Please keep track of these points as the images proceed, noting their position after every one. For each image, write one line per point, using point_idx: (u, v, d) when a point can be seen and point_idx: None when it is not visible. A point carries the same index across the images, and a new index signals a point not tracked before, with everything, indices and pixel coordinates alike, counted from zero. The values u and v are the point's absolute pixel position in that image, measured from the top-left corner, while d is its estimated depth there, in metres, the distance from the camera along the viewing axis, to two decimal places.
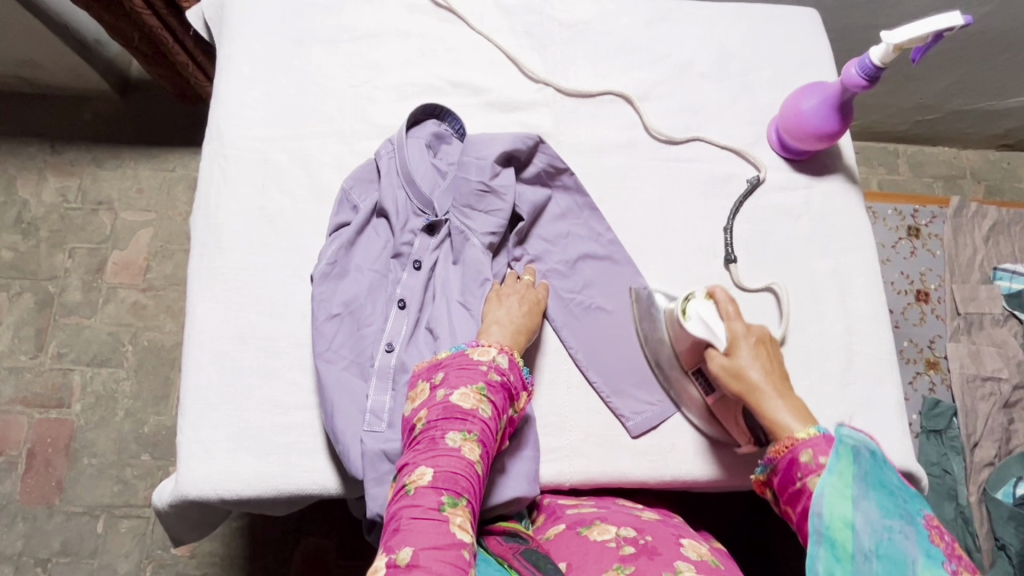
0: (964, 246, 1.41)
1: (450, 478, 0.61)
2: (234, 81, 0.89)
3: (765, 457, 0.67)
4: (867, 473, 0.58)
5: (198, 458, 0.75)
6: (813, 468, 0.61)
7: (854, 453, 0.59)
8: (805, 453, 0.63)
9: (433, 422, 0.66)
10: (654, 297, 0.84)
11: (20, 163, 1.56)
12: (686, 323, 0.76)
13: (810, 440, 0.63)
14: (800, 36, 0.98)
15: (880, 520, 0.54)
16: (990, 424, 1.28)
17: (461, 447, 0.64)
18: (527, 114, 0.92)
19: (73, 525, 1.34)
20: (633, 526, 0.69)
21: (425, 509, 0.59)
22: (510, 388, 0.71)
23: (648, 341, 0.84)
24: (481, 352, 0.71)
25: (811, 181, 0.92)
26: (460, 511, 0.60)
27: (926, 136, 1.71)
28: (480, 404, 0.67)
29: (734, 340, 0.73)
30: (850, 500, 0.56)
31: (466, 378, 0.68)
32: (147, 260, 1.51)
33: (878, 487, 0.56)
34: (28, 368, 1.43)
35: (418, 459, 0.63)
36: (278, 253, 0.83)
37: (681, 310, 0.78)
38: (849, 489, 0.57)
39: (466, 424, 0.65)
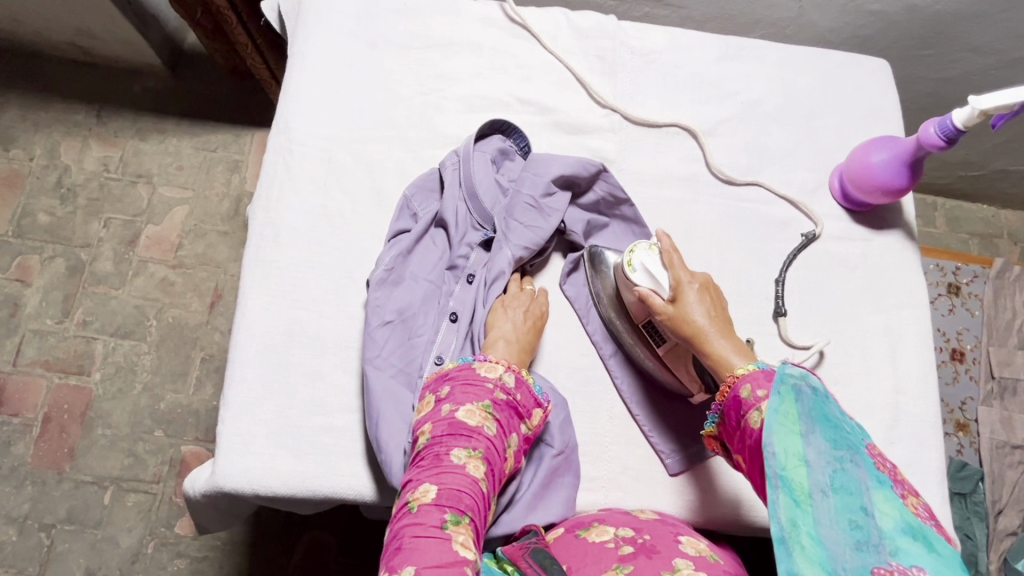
0: (1002, 308, 1.39)
1: (453, 496, 0.61)
2: (306, 77, 0.89)
3: (714, 406, 0.70)
4: (813, 409, 0.61)
5: (236, 451, 0.75)
6: (753, 403, 0.65)
7: (795, 390, 0.62)
8: (744, 389, 0.66)
9: (437, 438, 0.66)
10: (604, 254, 0.84)
11: (65, 129, 1.57)
12: (632, 275, 0.77)
13: (749, 375, 0.67)
14: (870, 87, 0.98)
15: (830, 452, 0.59)
16: (1018, 493, 1.26)
17: (466, 464, 0.64)
18: (591, 138, 0.92)
19: (80, 494, 1.34)
20: (631, 526, 0.68)
21: (428, 527, 0.58)
22: (517, 406, 0.71)
23: (604, 294, 0.83)
24: (487, 368, 0.71)
25: (869, 234, 0.92)
26: (462, 529, 0.59)
27: (968, 193, 1.70)
28: (485, 421, 0.67)
29: (679, 288, 0.75)
30: (802, 436, 0.59)
31: (472, 395, 0.69)
32: (180, 237, 1.52)
33: (821, 420, 0.61)
34: (53, 332, 1.44)
35: (421, 475, 0.63)
36: (335, 254, 0.83)
37: (627, 262, 0.78)
38: (798, 425, 0.60)
39: (471, 441, 0.65)
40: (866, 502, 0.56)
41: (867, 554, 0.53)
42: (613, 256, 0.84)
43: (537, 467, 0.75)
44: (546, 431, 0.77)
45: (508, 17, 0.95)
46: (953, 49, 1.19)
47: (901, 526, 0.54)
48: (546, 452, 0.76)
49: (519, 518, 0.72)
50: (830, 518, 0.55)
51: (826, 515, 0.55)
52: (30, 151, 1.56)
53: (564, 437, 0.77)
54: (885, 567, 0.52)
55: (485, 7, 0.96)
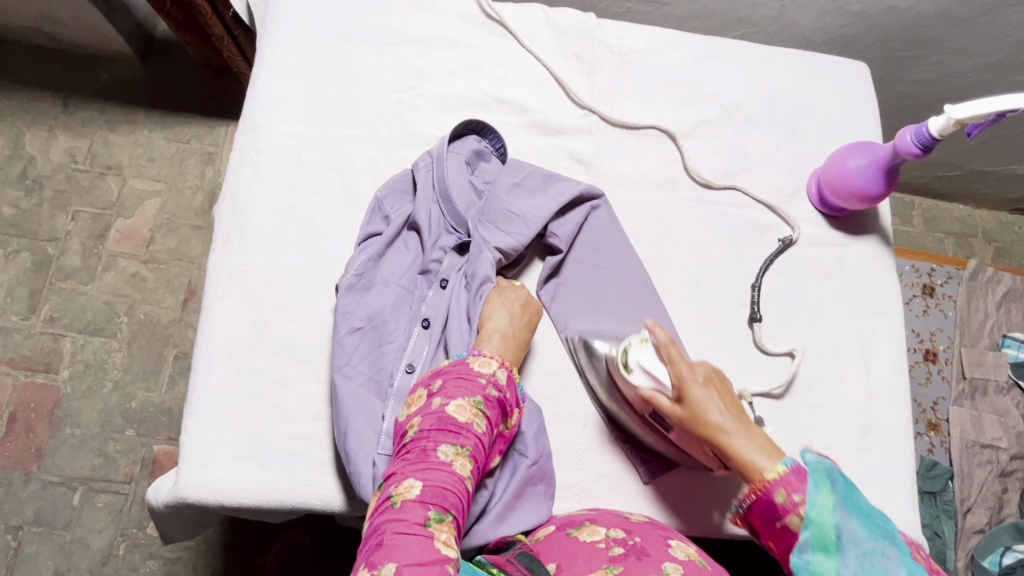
0: (975, 310, 1.41)
1: (438, 494, 0.60)
2: (274, 72, 0.86)
3: (741, 499, 0.66)
4: (845, 499, 0.60)
5: (200, 461, 0.73)
6: (790, 508, 0.62)
7: (830, 479, 0.61)
8: (778, 492, 0.63)
9: (425, 433, 0.64)
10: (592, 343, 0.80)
11: (30, 118, 1.52)
12: (630, 377, 0.73)
13: (783, 479, 0.63)
14: (848, 90, 0.98)
15: (863, 542, 0.56)
16: (985, 490, 1.29)
17: (453, 462, 0.63)
18: (569, 139, 0.90)
19: (48, 495, 1.31)
20: (622, 528, 0.68)
21: (411, 524, 0.58)
22: (506, 405, 0.69)
23: (599, 387, 0.79)
24: (481, 363, 0.70)
25: (845, 240, 0.91)
26: (445, 527, 0.59)
27: (944, 193, 1.72)
28: (475, 418, 0.66)
29: (684, 384, 0.70)
30: (834, 527, 0.58)
31: (464, 390, 0.67)
32: (151, 231, 1.47)
33: (855, 510, 0.59)
34: (18, 329, 1.39)
35: (407, 470, 0.62)
36: (303, 257, 0.81)
37: (623, 362, 0.74)
38: (831, 516, 0.58)
39: (459, 438, 0.64)
40: None
41: None
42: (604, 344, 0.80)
43: (511, 476, 0.74)
44: (520, 440, 0.76)
45: (485, 12, 0.93)
46: (932, 51, 1.19)
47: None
48: (521, 462, 0.75)
49: (493, 530, 0.72)
50: None
51: None
52: None
53: (538, 447, 0.76)
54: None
55: (462, 3, 0.93)
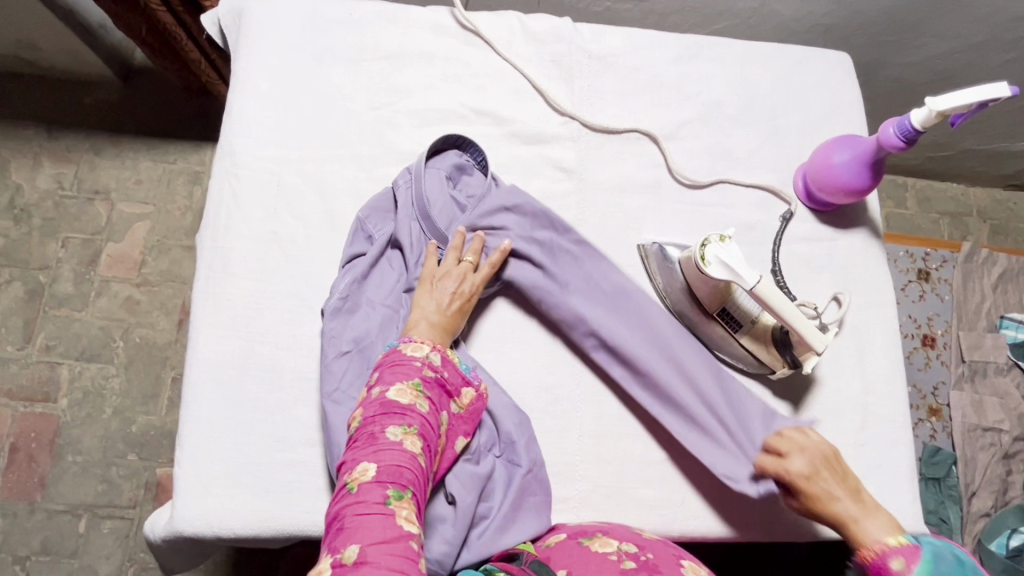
0: (972, 292, 1.40)
1: (394, 472, 0.59)
2: (250, 96, 0.85)
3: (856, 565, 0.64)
4: None
5: (194, 493, 0.73)
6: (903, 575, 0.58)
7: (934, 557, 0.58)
8: (895, 560, 0.60)
9: (369, 419, 0.64)
10: (665, 249, 0.85)
11: (15, 147, 1.51)
12: (707, 269, 0.77)
13: (901, 549, 0.60)
14: (830, 82, 0.97)
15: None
16: (989, 475, 1.28)
17: (402, 441, 0.62)
18: (551, 148, 0.89)
19: (54, 524, 1.31)
20: (635, 543, 0.67)
21: (370, 504, 0.57)
22: (446, 383, 0.70)
23: (669, 290, 0.84)
24: (413, 347, 0.70)
25: (834, 234, 0.90)
26: (405, 504, 0.58)
27: (937, 172, 1.70)
28: (417, 399, 0.66)
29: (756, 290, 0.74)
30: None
31: (402, 374, 0.67)
32: (142, 254, 1.47)
33: None
34: (15, 359, 1.39)
35: (358, 455, 0.61)
36: (287, 282, 0.80)
37: (701, 256, 0.78)
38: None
39: (405, 418, 0.64)
40: None
41: None
42: (676, 250, 0.85)
43: (506, 487, 0.74)
44: (512, 450, 0.76)
45: (459, 23, 0.92)
46: (916, 34, 1.17)
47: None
48: (516, 471, 0.75)
49: (488, 541, 0.71)
50: None
51: None
52: None
53: (531, 456, 0.76)
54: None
55: (436, 14, 0.92)
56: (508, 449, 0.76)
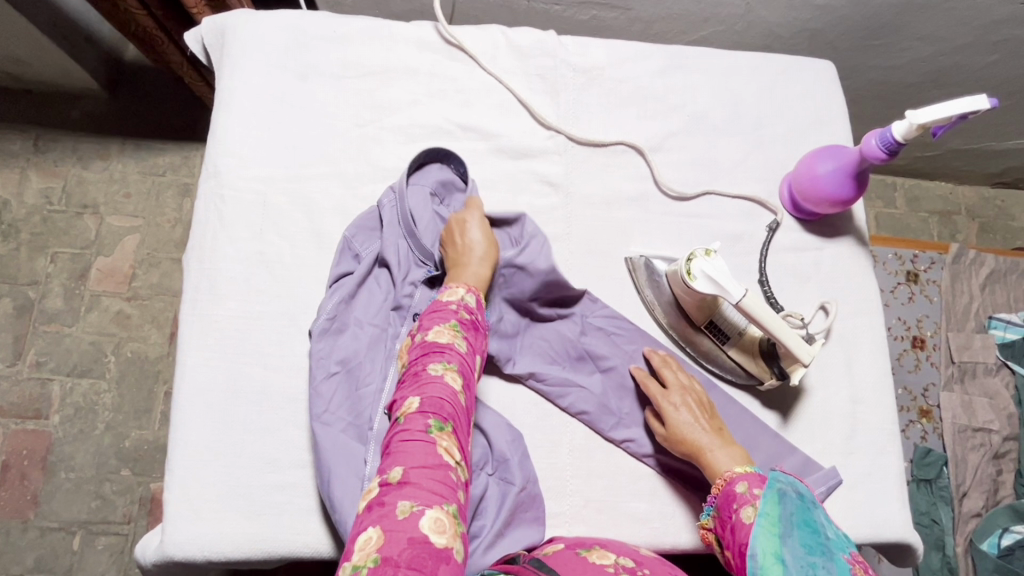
0: (960, 292, 1.41)
1: (436, 403, 0.59)
2: (234, 115, 0.85)
3: (709, 499, 0.69)
4: (790, 514, 0.58)
5: (185, 517, 0.73)
6: (747, 498, 0.64)
7: (780, 496, 0.61)
8: (740, 485, 0.66)
9: (413, 360, 0.64)
10: (653, 263, 0.86)
11: (1, 161, 1.49)
12: (694, 284, 0.77)
13: (745, 475, 0.67)
14: (815, 90, 0.97)
15: (804, 556, 0.52)
16: (980, 475, 1.29)
17: (444, 375, 0.62)
18: (537, 161, 0.89)
19: (47, 541, 1.30)
20: (632, 557, 0.66)
21: (413, 431, 0.57)
22: (480, 327, 0.70)
23: (658, 303, 0.85)
24: (449, 293, 0.71)
25: (821, 243, 0.91)
26: (447, 435, 0.58)
27: (925, 172, 1.71)
28: (455, 339, 0.66)
29: (744, 303, 0.74)
30: (778, 538, 0.56)
31: (440, 319, 0.68)
32: (132, 268, 1.46)
33: (801, 525, 0.56)
34: (5, 376, 1.38)
35: (403, 392, 0.62)
36: (275, 302, 0.80)
37: (687, 272, 0.78)
38: (776, 527, 0.57)
39: (445, 355, 0.64)
40: None
41: None
42: (663, 263, 0.86)
43: (499, 506, 0.73)
44: (504, 468, 0.76)
45: (444, 38, 0.92)
46: (900, 37, 1.18)
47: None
48: (510, 490, 0.74)
49: (479, 560, 0.70)
50: None
51: None
52: None
53: (525, 473, 0.75)
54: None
55: (420, 30, 0.92)
56: (501, 467, 0.76)
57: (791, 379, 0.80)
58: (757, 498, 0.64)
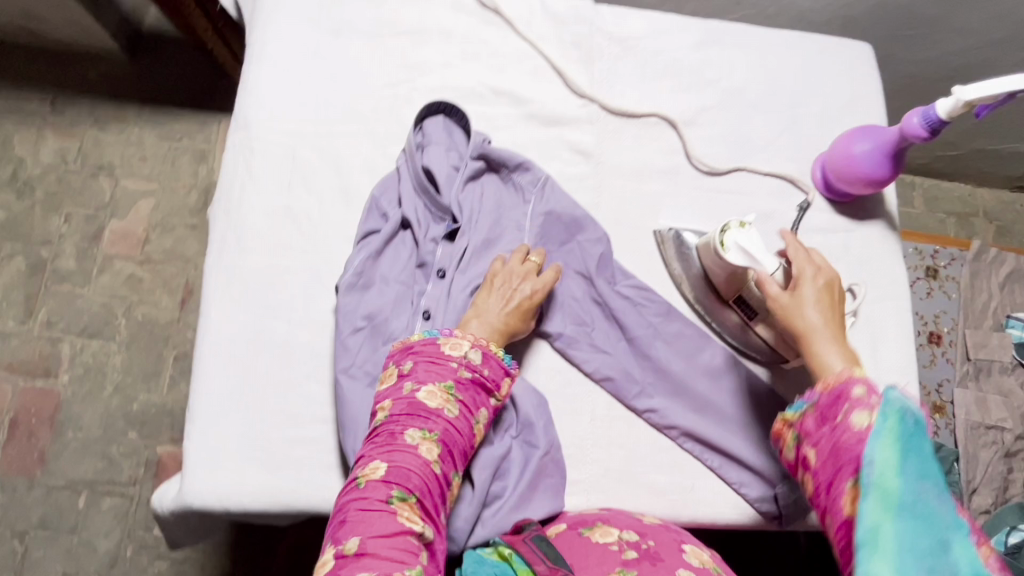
0: (979, 291, 1.40)
1: (402, 474, 0.60)
2: (266, 68, 0.84)
3: (807, 394, 0.66)
4: (909, 432, 0.55)
5: (205, 466, 0.72)
6: (866, 403, 0.61)
7: (902, 411, 0.56)
8: (856, 390, 0.62)
9: (394, 417, 0.64)
10: (682, 235, 0.85)
11: (18, 119, 1.49)
12: (727, 254, 0.77)
13: (861, 378, 0.63)
14: (852, 72, 0.96)
15: (926, 483, 0.53)
16: (990, 472, 1.29)
17: (419, 445, 0.62)
18: (569, 130, 0.88)
19: (53, 500, 1.30)
20: (636, 530, 0.68)
21: (374, 501, 0.59)
22: (482, 384, 0.69)
23: (686, 276, 0.84)
24: (452, 345, 0.69)
25: (851, 225, 0.90)
26: (408, 506, 0.59)
27: (946, 172, 1.70)
28: (445, 403, 0.65)
29: (795, 271, 0.74)
30: (899, 460, 0.54)
31: (434, 375, 0.67)
32: (146, 232, 1.45)
33: (923, 448, 0.54)
34: (16, 334, 1.38)
35: (375, 452, 0.62)
36: (301, 257, 0.79)
37: (720, 242, 0.78)
38: (898, 443, 0.55)
39: (427, 422, 0.64)
40: (948, 549, 0.50)
41: None
42: (693, 236, 0.85)
43: (523, 467, 0.74)
44: (528, 431, 0.75)
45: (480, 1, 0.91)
46: (936, 28, 1.16)
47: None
48: (533, 453, 0.75)
49: (504, 519, 0.71)
50: (906, 551, 0.50)
51: (896, 544, 0.50)
52: None
53: (549, 437, 0.75)
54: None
55: None
56: (525, 431, 0.76)
57: (815, 359, 0.78)
58: (877, 405, 0.60)
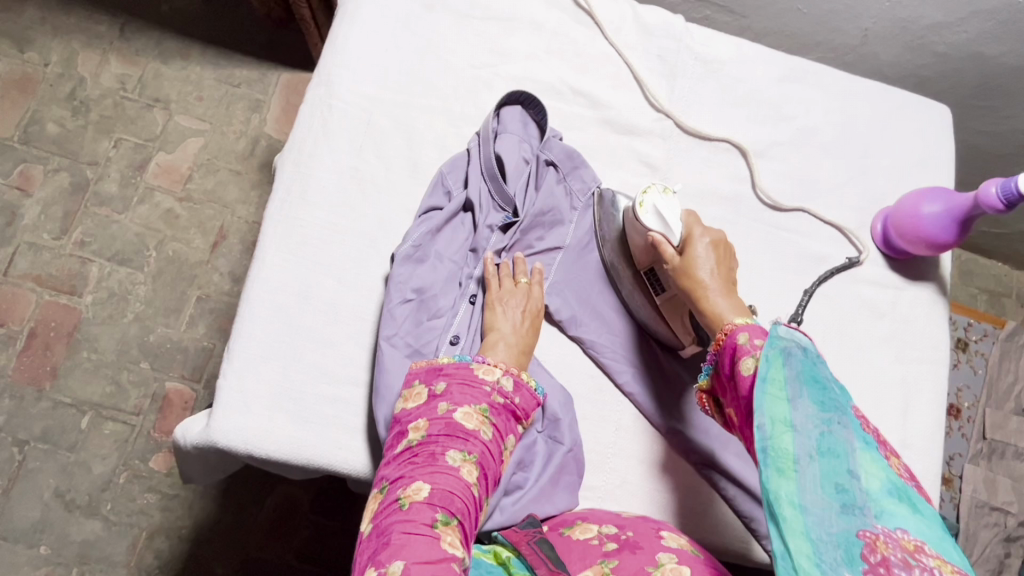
0: (1005, 371, 1.40)
1: (445, 497, 0.59)
2: (356, 29, 0.85)
3: (708, 357, 0.67)
4: (802, 370, 0.58)
5: (234, 408, 0.72)
6: (749, 349, 0.62)
7: (784, 354, 0.59)
8: (742, 336, 0.63)
9: (432, 438, 0.64)
10: (617, 198, 0.83)
11: (86, 39, 1.50)
12: (643, 215, 0.75)
13: (747, 326, 0.64)
14: (927, 132, 0.95)
15: (818, 414, 0.55)
16: (988, 553, 1.27)
17: (460, 467, 0.62)
18: (640, 141, 0.88)
19: (58, 415, 1.28)
20: (615, 523, 0.66)
21: (418, 524, 0.57)
22: (514, 410, 0.69)
23: (608, 240, 0.82)
24: (486, 370, 0.69)
25: (902, 283, 0.90)
26: (451, 530, 0.57)
27: (986, 249, 1.69)
28: (482, 426, 0.66)
29: (688, 233, 0.74)
30: (788, 401, 0.56)
31: (470, 397, 0.67)
32: (190, 170, 1.45)
33: (809, 381, 0.57)
34: (49, 248, 1.38)
35: (414, 473, 0.61)
36: (360, 220, 0.80)
37: (639, 202, 0.76)
38: (784, 390, 0.57)
39: (467, 444, 0.64)
40: (851, 465, 0.53)
41: (853, 518, 0.50)
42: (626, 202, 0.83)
43: (547, 460, 0.75)
44: (554, 426, 0.76)
45: None
46: (1011, 104, 1.15)
47: (886, 487, 0.51)
48: (558, 449, 0.75)
49: (522, 507, 0.72)
50: (815, 484, 0.52)
51: (810, 481, 0.52)
52: (46, 57, 1.48)
53: (573, 436, 0.76)
54: (869, 530, 0.49)
55: None
56: (551, 426, 0.76)
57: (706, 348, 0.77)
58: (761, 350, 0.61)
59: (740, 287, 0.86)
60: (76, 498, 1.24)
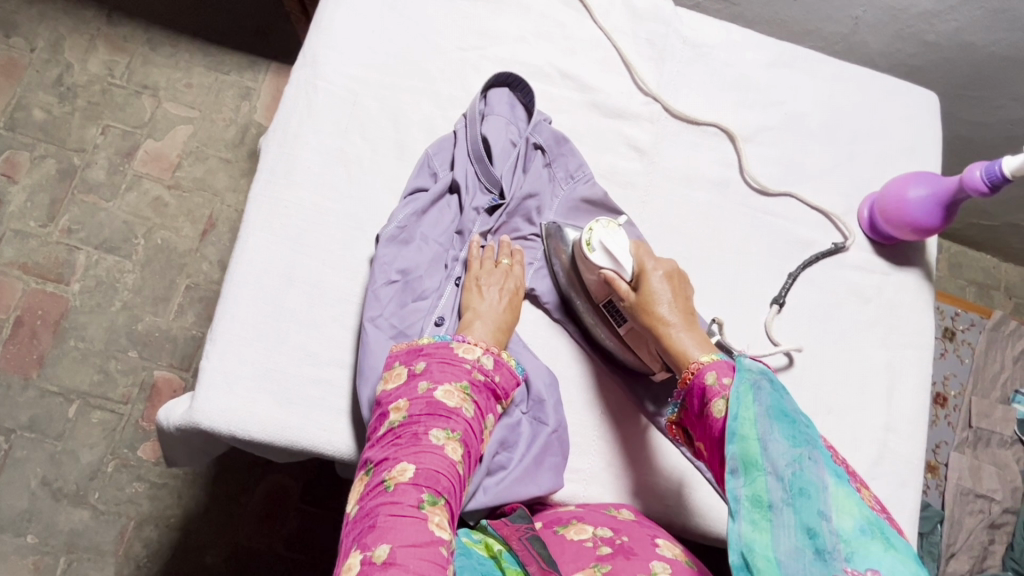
0: (991, 361, 1.41)
1: (431, 477, 0.59)
2: (343, 9, 0.84)
3: (675, 395, 0.68)
4: (771, 406, 0.60)
5: (217, 390, 0.72)
6: (718, 389, 0.64)
7: (754, 387, 0.61)
8: (709, 375, 0.65)
9: (415, 418, 0.63)
10: (564, 230, 0.81)
11: (73, 25, 1.48)
12: (591, 254, 0.75)
13: (714, 363, 0.65)
14: (914, 118, 0.96)
15: (789, 452, 0.57)
16: (971, 539, 1.28)
17: (444, 446, 0.62)
18: (628, 125, 0.88)
19: (45, 403, 1.27)
20: (610, 526, 0.67)
21: (405, 506, 0.57)
22: (494, 388, 0.69)
23: (562, 271, 0.80)
24: (465, 349, 0.69)
25: (887, 269, 0.90)
26: (438, 510, 0.58)
27: (974, 241, 1.70)
28: (463, 403, 0.66)
29: (639, 267, 0.75)
30: (760, 441, 0.58)
31: (450, 375, 0.67)
32: (179, 157, 1.43)
33: (778, 417, 0.59)
34: (35, 236, 1.36)
35: (399, 454, 0.61)
36: (346, 202, 0.79)
37: (588, 242, 0.76)
38: (755, 429, 0.59)
39: (450, 422, 0.64)
40: (823, 504, 0.54)
41: (828, 562, 0.51)
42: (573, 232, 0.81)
43: (531, 441, 0.74)
44: (538, 407, 0.76)
45: None
46: (999, 94, 1.15)
47: (859, 524, 0.53)
48: (542, 430, 0.75)
49: (505, 488, 0.71)
50: (789, 530, 0.53)
51: (784, 528, 0.54)
52: (32, 42, 1.46)
53: (558, 418, 0.76)
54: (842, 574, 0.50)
55: None
56: (535, 407, 0.76)
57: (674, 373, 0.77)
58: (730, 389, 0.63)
59: (726, 272, 0.86)
60: (64, 487, 1.23)
